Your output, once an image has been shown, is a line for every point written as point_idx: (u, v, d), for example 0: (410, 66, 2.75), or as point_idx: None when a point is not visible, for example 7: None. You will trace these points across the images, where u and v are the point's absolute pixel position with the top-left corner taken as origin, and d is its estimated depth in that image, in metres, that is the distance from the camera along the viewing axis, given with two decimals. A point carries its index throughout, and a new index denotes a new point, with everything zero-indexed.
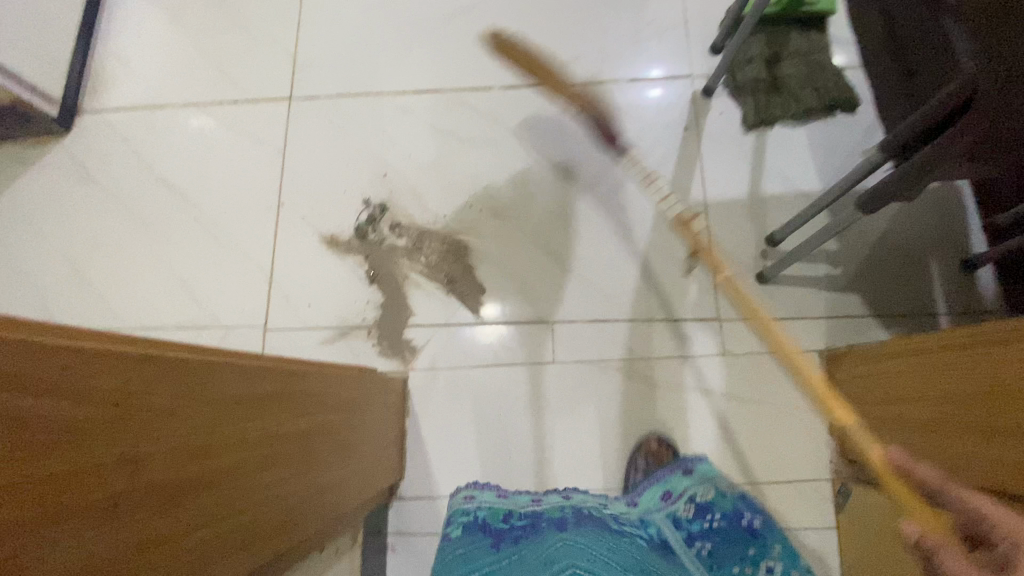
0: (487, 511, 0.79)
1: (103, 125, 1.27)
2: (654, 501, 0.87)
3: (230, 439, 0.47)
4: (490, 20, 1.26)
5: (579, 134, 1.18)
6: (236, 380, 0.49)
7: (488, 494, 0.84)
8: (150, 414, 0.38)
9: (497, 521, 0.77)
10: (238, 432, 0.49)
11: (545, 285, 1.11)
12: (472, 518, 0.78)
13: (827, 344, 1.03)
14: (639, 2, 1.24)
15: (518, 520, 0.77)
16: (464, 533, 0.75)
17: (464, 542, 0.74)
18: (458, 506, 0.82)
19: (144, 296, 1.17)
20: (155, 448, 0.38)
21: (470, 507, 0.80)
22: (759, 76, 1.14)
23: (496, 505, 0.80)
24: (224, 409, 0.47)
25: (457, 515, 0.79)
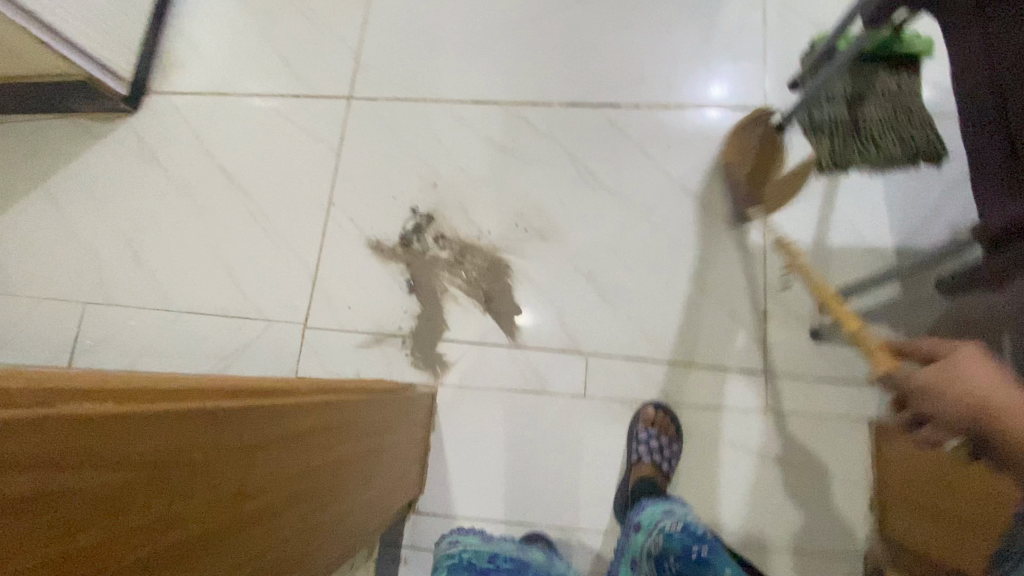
0: (472, 553, 0.85)
1: (169, 107, 1.31)
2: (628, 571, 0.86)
3: (260, 483, 0.48)
4: (556, 33, 1.22)
5: (636, 160, 1.14)
6: (271, 422, 0.49)
7: (471, 537, 0.90)
8: (187, 469, 0.39)
9: (483, 561, 0.84)
10: (267, 474, 0.49)
11: (583, 315, 1.08)
12: (457, 558, 0.84)
13: (878, 414, 0.97)
14: (716, 24, 1.18)
15: (504, 562, 0.84)
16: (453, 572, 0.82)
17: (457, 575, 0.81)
18: (443, 549, 0.88)
19: (194, 280, 1.21)
20: (183, 505, 0.39)
21: (454, 550, 0.86)
22: (838, 117, 1.04)
23: (481, 547, 0.87)
24: (256, 454, 0.47)
25: (443, 560, 0.85)
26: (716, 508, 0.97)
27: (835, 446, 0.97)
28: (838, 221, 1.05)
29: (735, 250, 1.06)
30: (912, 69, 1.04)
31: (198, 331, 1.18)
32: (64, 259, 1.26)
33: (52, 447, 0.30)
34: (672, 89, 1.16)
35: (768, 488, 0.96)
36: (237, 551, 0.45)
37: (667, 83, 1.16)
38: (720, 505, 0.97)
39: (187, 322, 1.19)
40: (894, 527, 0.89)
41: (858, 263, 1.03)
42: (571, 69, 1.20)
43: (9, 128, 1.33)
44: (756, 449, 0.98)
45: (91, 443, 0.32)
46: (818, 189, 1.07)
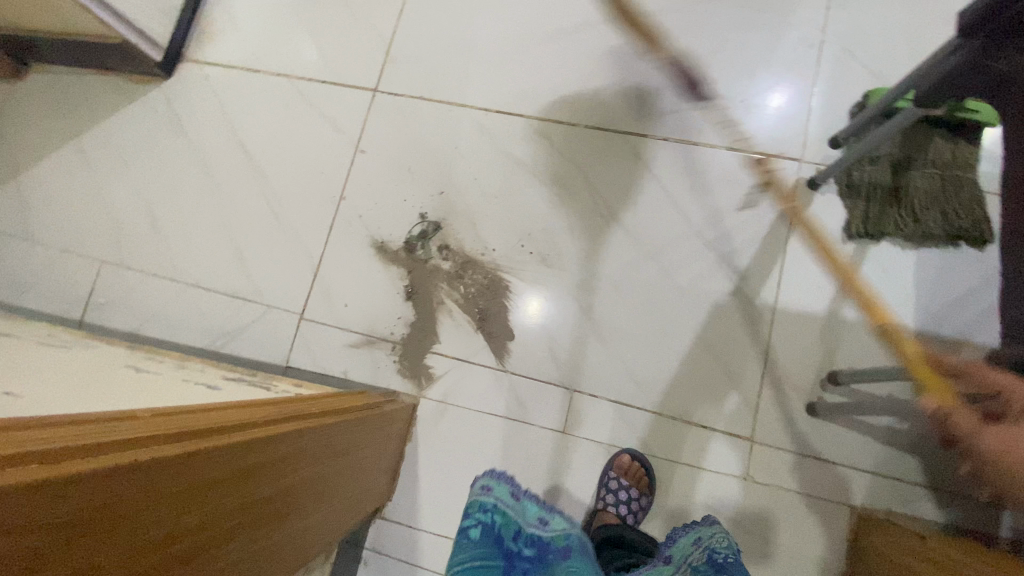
0: (501, 519, 0.81)
1: (201, 77, 1.31)
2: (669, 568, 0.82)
3: (194, 524, 0.48)
4: (594, 49, 1.16)
5: (655, 196, 1.09)
6: (215, 464, 0.49)
7: (502, 489, 0.84)
8: (114, 524, 0.39)
9: (508, 538, 0.80)
10: (205, 515, 0.49)
11: (576, 349, 1.05)
12: (490, 520, 0.80)
13: (863, 503, 0.92)
14: (764, 61, 1.10)
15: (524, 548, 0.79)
16: (480, 535, 0.79)
17: (477, 551, 0.77)
18: (475, 497, 0.84)
19: (204, 255, 1.23)
20: (107, 555, 0.39)
21: (488, 504, 0.81)
22: (879, 181, 0.99)
23: (511, 514, 0.82)
24: (194, 496, 0.47)
25: (474, 510, 0.81)
26: None
27: (812, 527, 0.93)
28: None
29: (743, 307, 1.02)
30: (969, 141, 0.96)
31: (201, 305, 1.20)
32: (85, 216, 1.30)
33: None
34: (706, 124, 1.10)
35: None
36: None
37: (702, 117, 1.10)
38: None
39: (192, 295, 1.21)
40: None
41: (871, 340, 0.97)
42: (604, 90, 1.15)
43: (48, 78, 1.36)
44: (728, 515, 0.95)
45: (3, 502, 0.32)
46: (843, 256, 1.00)
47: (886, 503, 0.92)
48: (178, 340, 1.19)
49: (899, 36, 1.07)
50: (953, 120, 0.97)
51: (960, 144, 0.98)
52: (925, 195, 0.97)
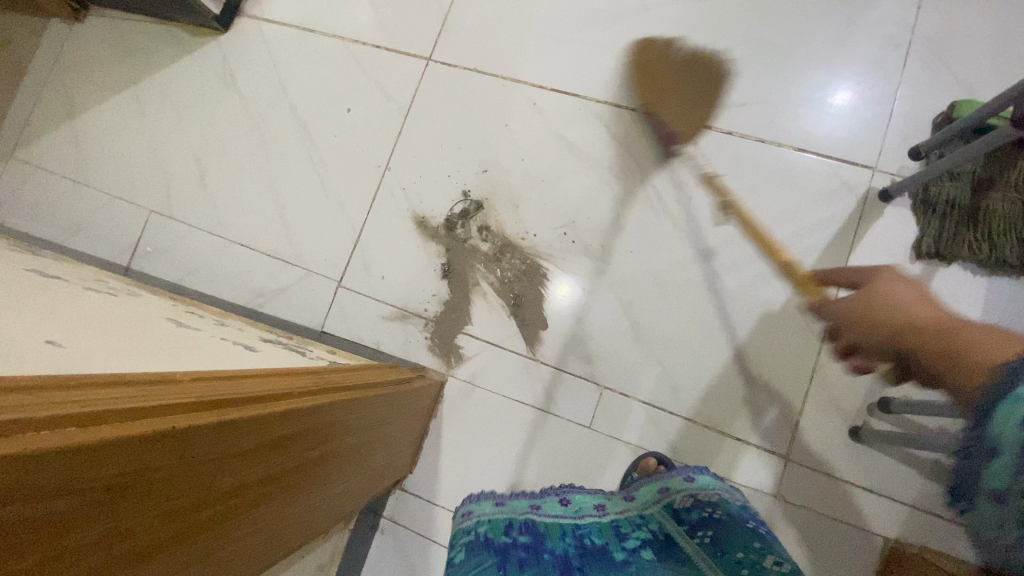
0: (488, 527, 0.76)
1: (256, 34, 1.31)
2: (652, 493, 0.83)
3: (224, 491, 0.48)
4: (661, 31, 1.10)
5: (709, 194, 1.04)
6: (251, 434, 0.49)
7: (485, 504, 0.80)
8: (145, 489, 0.39)
9: (499, 535, 0.75)
10: (235, 483, 0.49)
11: (610, 344, 1.03)
12: (473, 537, 0.74)
13: (897, 536, 0.88)
14: (846, 57, 1.02)
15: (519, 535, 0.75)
16: (469, 556, 0.72)
17: (469, 563, 0.70)
18: (457, 525, 0.78)
19: (248, 213, 1.24)
20: (139, 519, 0.39)
21: (470, 526, 0.76)
22: (959, 199, 0.91)
23: (496, 518, 0.77)
24: (226, 465, 0.47)
25: (458, 537, 0.76)
26: None
27: (838, 554, 0.90)
28: None
29: (792, 320, 0.97)
30: None
31: (242, 264, 1.22)
32: (137, 164, 1.32)
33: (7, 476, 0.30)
34: (773, 122, 1.03)
35: None
36: (179, 558, 0.45)
37: (769, 114, 1.03)
38: None
39: (234, 253, 1.23)
40: None
41: None
42: None
43: (110, 24, 1.37)
44: None
45: (47, 470, 0.32)
46: (908, 276, 0.94)
47: (923, 539, 0.88)
48: (218, 294, 1.22)
49: (1004, 41, 0.97)
50: None
51: None
52: (1009, 219, 0.89)
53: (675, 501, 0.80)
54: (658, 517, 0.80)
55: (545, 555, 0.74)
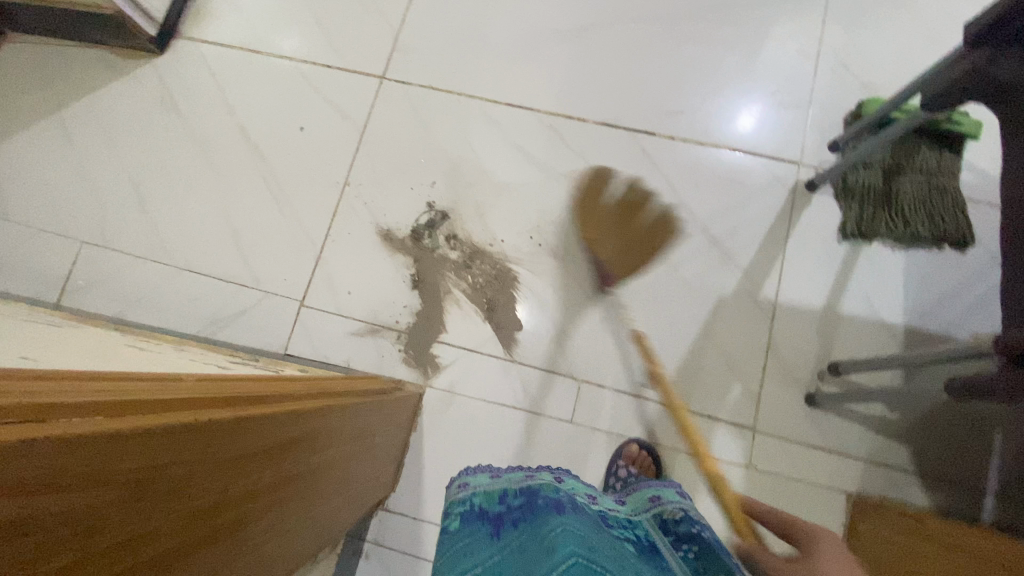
0: (483, 497, 0.68)
1: (197, 55, 1.27)
2: (644, 502, 0.72)
3: (238, 496, 0.46)
4: (603, 47, 1.19)
5: (662, 194, 1.12)
6: (262, 433, 0.48)
7: (480, 476, 0.72)
8: (170, 485, 0.37)
9: (493, 505, 0.68)
10: (249, 486, 0.47)
11: (583, 340, 1.07)
12: (469, 507, 0.68)
13: (859, 490, 0.96)
14: (765, 69, 1.15)
15: (515, 500, 0.66)
16: (463, 525, 0.67)
17: (462, 535, 0.65)
18: (452, 495, 0.72)
19: (196, 238, 1.18)
20: (165, 521, 0.37)
21: (466, 496, 0.70)
22: (872, 185, 1.05)
23: (490, 487, 0.69)
24: (242, 465, 0.46)
25: (453, 505, 0.69)
26: None
27: (811, 514, 0.96)
28: (853, 289, 1.04)
29: (745, 302, 1.05)
30: (953, 151, 1.04)
31: (192, 291, 1.15)
32: (65, 193, 1.22)
33: (51, 460, 0.28)
34: (709, 126, 1.14)
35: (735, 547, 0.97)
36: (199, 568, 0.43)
37: (706, 119, 1.14)
38: None
39: (183, 280, 1.16)
40: None
41: (864, 335, 1.02)
42: (612, 89, 1.17)
43: (29, 48, 1.29)
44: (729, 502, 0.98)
45: (89, 459, 0.30)
46: (839, 254, 1.05)
47: (880, 490, 0.96)
48: (167, 325, 1.14)
49: (890, 51, 1.13)
50: (940, 131, 1.03)
51: (947, 153, 1.04)
52: (914, 199, 1.03)
53: (666, 510, 0.67)
54: (646, 525, 0.68)
55: (542, 503, 0.63)
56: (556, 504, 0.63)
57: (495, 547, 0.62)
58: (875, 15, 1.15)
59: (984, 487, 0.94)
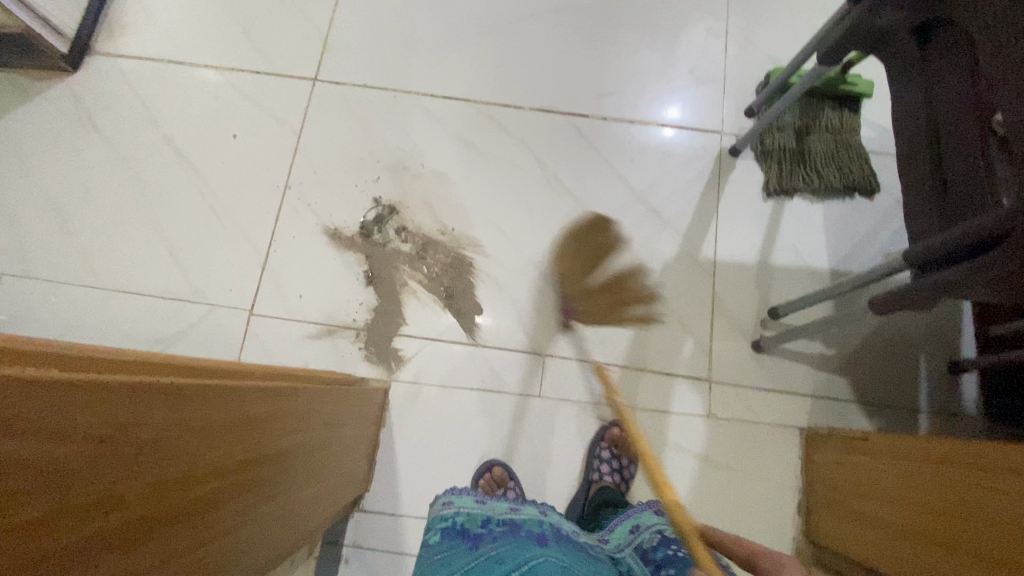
0: (465, 517, 0.74)
1: (114, 70, 1.22)
2: (624, 535, 0.82)
3: (209, 470, 0.45)
4: (531, 38, 1.24)
5: (600, 170, 1.17)
6: (229, 405, 0.47)
7: (465, 498, 0.78)
8: (137, 447, 0.36)
9: (474, 526, 0.73)
10: (219, 459, 0.46)
11: (543, 317, 1.09)
12: (450, 523, 0.74)
13: (809, 424, 1.04)
14: (682, 47, 1.24)
15: (496, 526, 0.73)
16: (443, 538, 0.72)
17: (441, 548, 0.71)
18: (436, 513, 0.78)
19: (130, 258, 1.12)
20: (134, 485, 0.36)
21: (449, 513, 0.75)
22: (787, 146, 1.14)
23: (475, 510, 0.75)
24: (210, 438, 0.44)
25: (436, 522, 0.75)
26: None
27: (769, 451, 1.03)
28: (782, 242, 1.12)
29: (688, 263, 1.11)
30: (851, 110, 1.15)
31: (130, 313, 1.09)
32: None
33: None
34: (638, 104, 1.21)
35: (706, 493, 1.01)
36: (169, 544, 0.41)
37: (634, 98, 1.21)
38: None
39: (118, 302, 1.10)
40: (819, 532, 0.96)
41: (797, 282, 1.10)
42: (543, 76, 1.22)
43: None
44: (695, 452, 1.03)
45: (36, 406, 0.29)
46: (766, 211, 1.14)
47: (828, 421, 1.04)
48: None
49: (788, 25, 1.24)
50: (838, 93, 1.15)
51: (846, 112, 1.15)
52: (824, 155, 1.13)
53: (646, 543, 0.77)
54: (628, 559, 0.75)
55: (522, 534, 0.71)
56: (538, 535, 0.71)
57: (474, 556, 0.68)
58: None
59: (916, 406, 1.03)
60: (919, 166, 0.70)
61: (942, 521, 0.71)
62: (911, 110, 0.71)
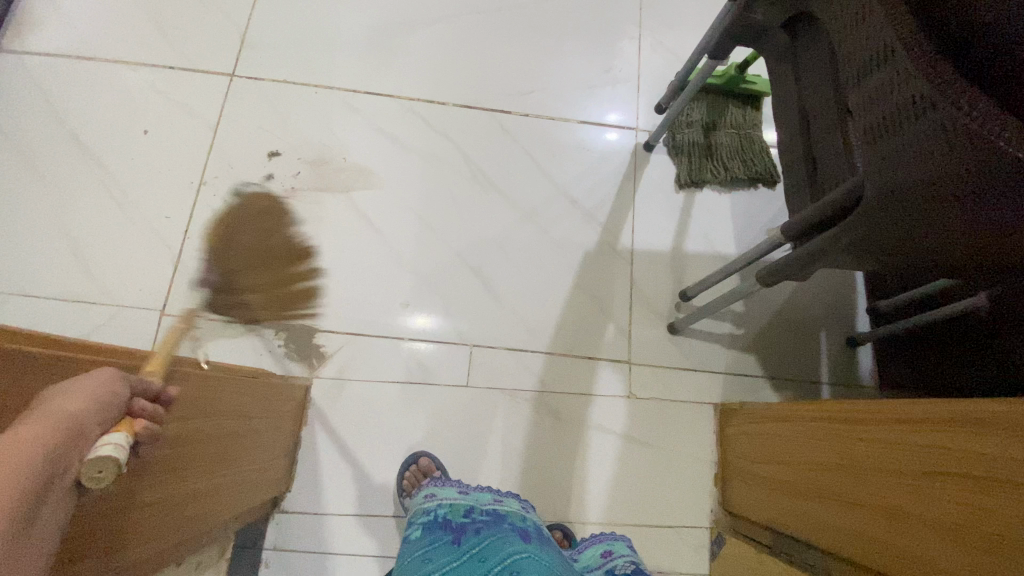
0: (448, 508, 0.81)
1: (12, 64, 1.15)
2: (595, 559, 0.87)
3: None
4: (454, 36, 1.27)
5: (523, 164, 1.20)
6: (37, 379, 0.45)
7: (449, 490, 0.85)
8: None
9: (457, 517, 0.79)
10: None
11: (468, 308, 1.10)
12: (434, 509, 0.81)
13: (723, 400, 1.09)
14: (600, 47, 1.30)
15: (478, 515, 0.80)
16: (424, 533, 0.78)
17: (424, 541, 0.76)
18: (420, 505, 0.85)
19: (25, 259, 1.05)
20: None
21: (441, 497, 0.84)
22: (695, 141, 1.21)
23: (457, 501, 0.82)
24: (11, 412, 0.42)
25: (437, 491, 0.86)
26: (583, 485, 1.04)
27: (687, 427, 1.08)
28: (694, 230, 1.19)
29: (608, 252, 1.16)
30: (753, 107, 1.24)
31: (27, 318, 1.02)
32: None
33: None
34: (559, 102, 1.25)
35: (630, 471, 1.05)
36: None
37: (555, 96, 1.25)
38: (588, 491, 1.04)
39: (14, 307, 1.02)
40: (733, 500, 1.01)
41: (709, 267, 1.17)
42: (467, 73, 1.25)
43: None
44: (618, 433, 1.06)
45: None
46: (680, 202, 1.20)
47: (740, 396, 1.10)
48: None
49: (697, 29, 1.33)
50: (740, 91, 1.23)
51: (748, 109, 1.24)
52: (729, 148, 1.21)
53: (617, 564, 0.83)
54: None
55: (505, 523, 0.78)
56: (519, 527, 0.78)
57: (457, 552, 0.72)
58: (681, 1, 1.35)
59: (821, 379, 1.11)
60: (795, 148, 0.77)
61: (830, 476, 0.78)
62: (786, 98, 0.78)
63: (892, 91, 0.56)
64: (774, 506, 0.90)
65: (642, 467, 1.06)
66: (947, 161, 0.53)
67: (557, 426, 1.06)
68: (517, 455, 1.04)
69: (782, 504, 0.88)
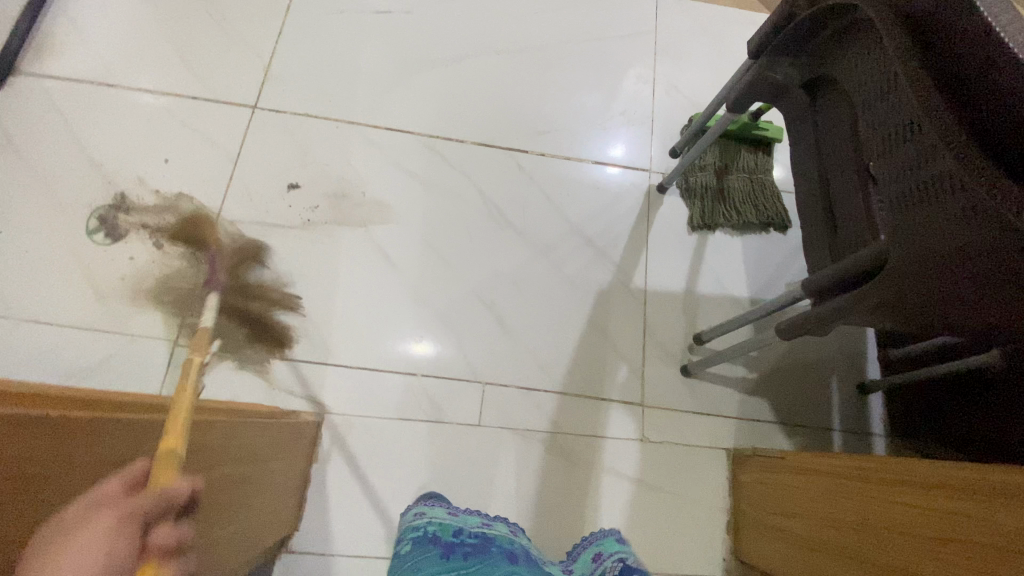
0: (437, 526, 0.82)
1: (39, 90, 1.17)
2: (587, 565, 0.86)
3: None
4: (476, 74, 1.29)
5: (539, 202, 1.22)
6: (103, 438, 0.45)
7: (439, 510, 0.86)
8: (43, 480, 0.38)
9: (446, 535, 0.80)
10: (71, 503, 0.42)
11: (480, 346, 1.10)
12: (422, 531, 0.81)
13: (735, 445, 1.09)
14: (615, 89, 1.32)
15: (467, 537, 0.80)
16: (413, 546, 0.78)
17: (413, 552, 0.77)
18: (409, 522, 0.85)
19: (40, 286, 1.05)
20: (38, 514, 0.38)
21: (421, 521, 0.83)
22: (708, 184, 1.23)
23: (447, 521, 0.83)
24: (79, 476, 0.42)
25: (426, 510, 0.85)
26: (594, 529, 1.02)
27: (697, 471, 1.08)
28: (706, 272, 1.20)
29: (621, 292, 1.17)
30: (765, 153, 1.26)
31: (39, 346, 1.01)
32: None
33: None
34: (575, 141, 1.27)
35: (640, 515, 1.04)
36: None
37: (572, 135, 1.28)
38: None
39: (25, 333, 1.02)
40: (746, 551, 1.00)
41: (721, 310, 1.18)
42: (486, 112, 1.27)
43: None
44: (630, 476, 1.06)
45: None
46: (692, 244, 1.21)
47: (752, 442, 1.09)
48: None
49: (710, 74, 1.36)
50: (753, 136, 1.25)
51: (760, 154, 1.26)
52: (741, 193, 1.22)
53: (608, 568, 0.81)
54: None
55: (493, 548, 0.78)
56: (508, 551, 0.79)
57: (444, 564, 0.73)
58: (695, 47, 1.38)
59: (833, 427, 1.11)
60: (815, 206, 0.79)
61: (844, 532, 0.77)
62: (805, 157, 0.80)
63: (918, 166, 0.57)
64: (787, 558, 0.89)
65: (653, 512, 1.05)
66: (975, 240, 0.54)
67: (568, 468, 1.05)
68: (527, 497, 1.03)
69: (795, 559, 0.87)
